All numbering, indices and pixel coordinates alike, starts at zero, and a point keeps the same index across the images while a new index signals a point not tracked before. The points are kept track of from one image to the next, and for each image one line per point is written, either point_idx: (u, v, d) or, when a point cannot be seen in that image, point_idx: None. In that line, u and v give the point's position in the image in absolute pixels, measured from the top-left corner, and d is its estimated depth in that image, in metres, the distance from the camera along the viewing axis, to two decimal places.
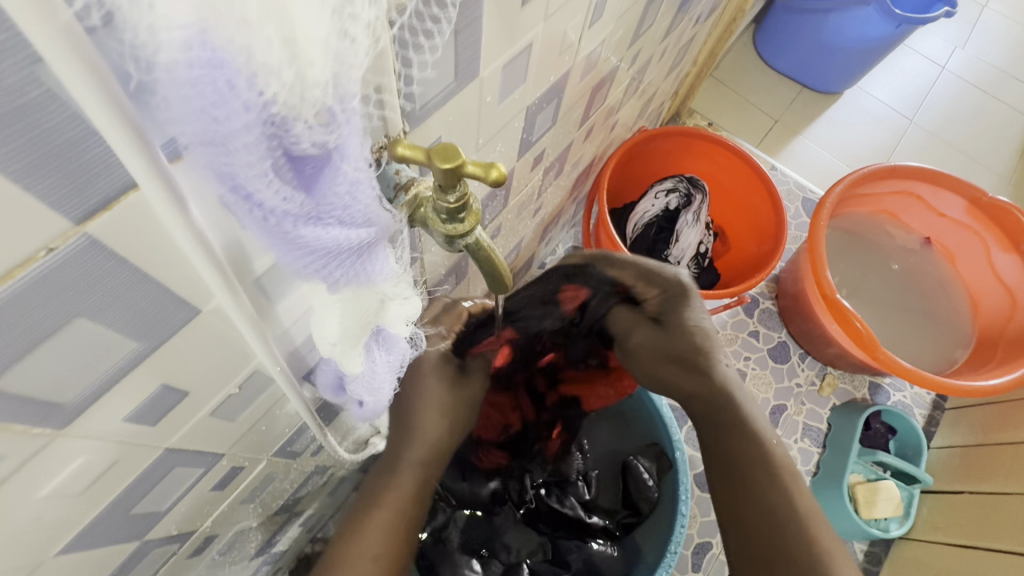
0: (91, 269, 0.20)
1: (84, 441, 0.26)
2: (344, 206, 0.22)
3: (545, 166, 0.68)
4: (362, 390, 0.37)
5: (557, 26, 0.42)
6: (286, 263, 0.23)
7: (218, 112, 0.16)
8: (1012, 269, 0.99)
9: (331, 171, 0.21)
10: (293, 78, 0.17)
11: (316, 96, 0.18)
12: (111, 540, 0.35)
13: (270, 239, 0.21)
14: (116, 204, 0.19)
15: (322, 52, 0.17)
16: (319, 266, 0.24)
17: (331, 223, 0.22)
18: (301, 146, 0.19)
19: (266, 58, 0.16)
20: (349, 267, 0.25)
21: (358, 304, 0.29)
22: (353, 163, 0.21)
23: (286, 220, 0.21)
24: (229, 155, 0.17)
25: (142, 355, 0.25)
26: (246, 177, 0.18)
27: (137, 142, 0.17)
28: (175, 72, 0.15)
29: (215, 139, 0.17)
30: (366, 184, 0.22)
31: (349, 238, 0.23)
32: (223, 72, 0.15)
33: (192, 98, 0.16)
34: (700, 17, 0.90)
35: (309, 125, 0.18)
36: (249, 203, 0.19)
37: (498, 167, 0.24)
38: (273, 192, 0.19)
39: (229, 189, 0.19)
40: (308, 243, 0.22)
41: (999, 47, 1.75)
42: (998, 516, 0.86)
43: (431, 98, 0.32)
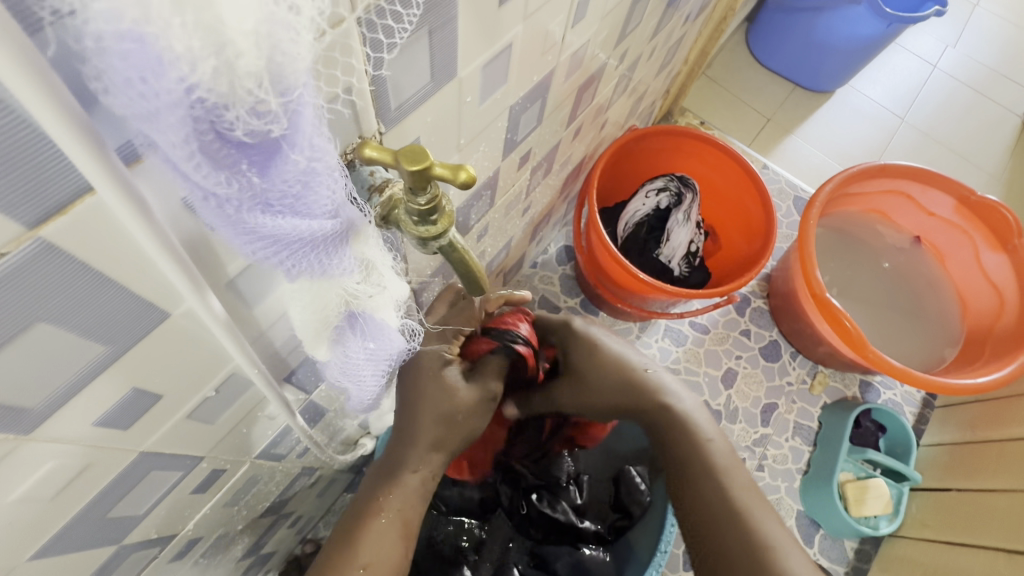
0: (49, 274, 0.19)
1: (54, 446, 0.26)
2: (294, 196, 0.22)
3: (533, 165, 0.67)
4: (342, 376, 0.38)
5: (538, 25, 0.41)
6: (238, 248, 0.23)
7: (144, 94, 0.16)
8: (1001, 268, 1.00)
9: (279, 160, 0.20)
10: (222, 67, 0.17)
11: (248, 86, 0.17)
12: (87, 544, 0.34)
13: (218, 223, 0.21)
14: (71, 208, 0.18)
15: (254, 43, 0.17)
16: (272, 253, 0.24)
17: (281, 212, 0.22)
18: (238, 132, 0.18)
19: (189, 46, 0.16)
20: (304, 257, 0.25)
21: (319, 296, 0.29)
22: (304, 154, 0.21)
23: (230, 205, 0.21)
24: (160, 134, 0.17)
25: (110, 358, 0.25)
26: (181, 159, 0.18)
27: (88, 139, 0.17)
28: (111, 45, 0.15)
29: (144, 118, 0.17)
30: (320, 176, 0.22)
31: (302, 227, 0.23)
32: (152, 52, 0.15)
33: (122, 83, 0.16)
34: (690, 16, 0.90)
35: (243, 114, 0.18)
36: (190, 183, 0.19)
37: (465, 169, 0.24)
38: (209, 177, 0.19)
39: (171, 172, 0.19)
40: (255, 229, 0.22)
41: (991, 47, 1.75)
42: (985, 514, 0.86)
43: (407, 98, 0.32)
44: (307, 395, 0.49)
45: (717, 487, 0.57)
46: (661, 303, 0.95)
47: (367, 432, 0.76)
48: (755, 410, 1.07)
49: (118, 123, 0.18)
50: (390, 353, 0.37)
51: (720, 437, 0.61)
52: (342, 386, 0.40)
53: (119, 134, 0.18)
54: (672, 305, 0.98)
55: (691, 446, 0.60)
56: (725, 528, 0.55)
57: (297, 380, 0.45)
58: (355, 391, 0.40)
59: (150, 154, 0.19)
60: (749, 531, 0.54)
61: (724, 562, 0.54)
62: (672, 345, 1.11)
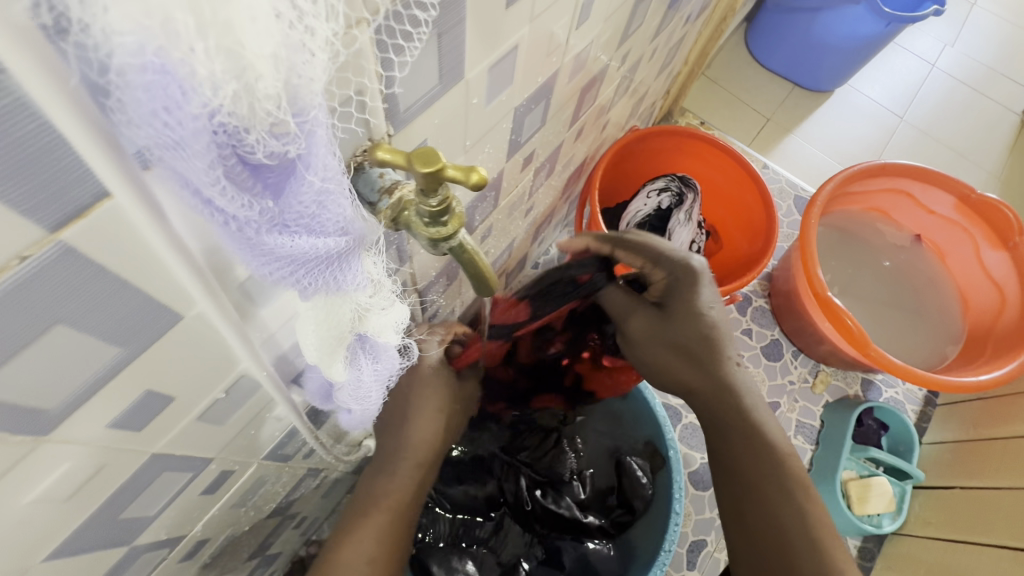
0: (67, 277, 0.20)
1: (68, 447, 0.26)
2: (310, 215, 0.22)
3: (535, 166, 0.68)
4: (348, 399, 0.38)
5: (543, 27, 0.42)
6: (254, 268, 0.24)
7: (168, 125, 0.16)
8: (1002, 266, 1.00)
9: (295, 179, 0.21)
10: (242, 90, 0.17)
11: (268, 110, 0.18)
12: (99, 545, 0.34)
13: (235, 243, 0.22)
14: (92, 211, 0.19)
15: (273, 66, 0.17)
16: (287, 273, 0.24)
17: (297, 231, 0.23)
18: (259, 156, 0.19)
19: (211, 70, 0.16)
20: (319, 276, 0.25)
21: (331, 313, 0.29)
22: (319, 174, 0.21)
23: (249, 225, 0.21)
24: (186, 161, 0.17)
25: (125, 360, 0.25)
26: (204, 185, 0.18)
27: (101, 141, 0.17)
28: (129, 80, 0.15)
29: (168, 146, 0.17)
30: (334, 195, 0.23)
31: (317, 246, 0.24)
32: (174, 83, 0.16)
33: (146, 113, 0.16)
34: (691, 16, 0.90)
35: (263, 135, 0.18)
36: (210, 207, 0.20)
37: (477, 171, 0.24)
38: (230, 199, 0.19)
39: (191, 197, 0.19)
40: (272, 249, 0.22)
41: (988, 45, 1.76)
42: (988, 510, 0.86)
43: (415, 102, 0.32)
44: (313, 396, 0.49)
45: (788, 490, 0.51)
46: None
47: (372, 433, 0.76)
48: None
49: None
50: (390, 371, 0.38)
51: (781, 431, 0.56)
52: (347, 409, 0.39)
53: None
54: None
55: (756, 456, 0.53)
56: (798, 550, 0.49)
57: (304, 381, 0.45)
58: (356, 414, 0.40)
59: (164, 173, 0.19)
60: (813, 526, 0.50)
61: (779, 551, 0.50)
62: None
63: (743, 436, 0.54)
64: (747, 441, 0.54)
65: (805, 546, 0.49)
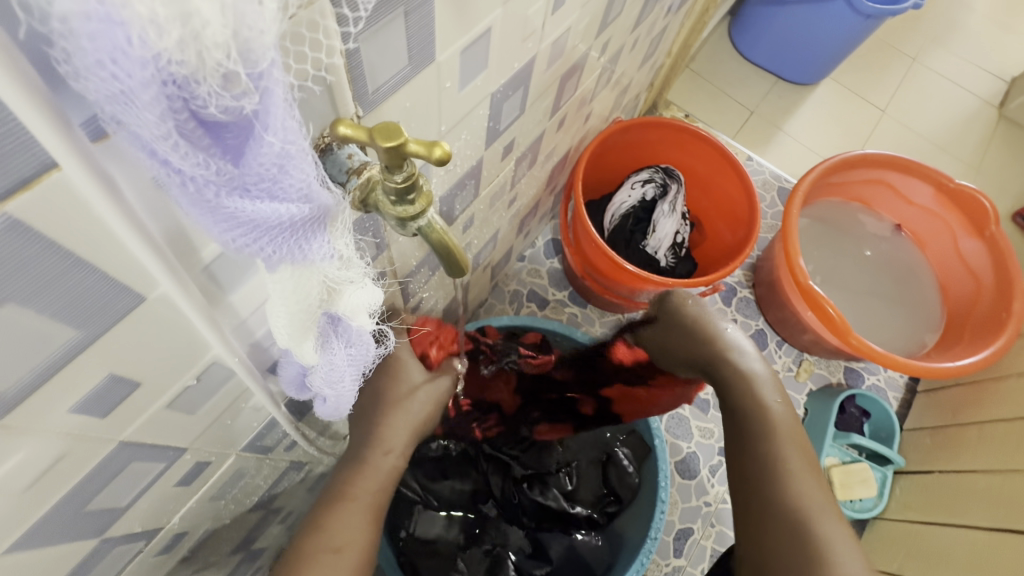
0: (14, 251, 0.19)
1: (27, 434, 0.25)
2: (273, 180, 0.22)
3: (516, 156, 0.67)
4: (321, 385, 0.37)
5: (517, 12, 0.42)
6: (217, 236, 0.23)
7: (115, 76, 0.16)
8: (979, 254, 1.02)
9: (254, 140, 0.20)
10: (189, 36, 0.16)
11: (216, 59, 0.17)
12: (67, 537, 0.34)
13: (191, 206, 0.21)
14: (36, 183, 0.18)
15: (218, 12, 0.17)
16: (251, 241, 0.23)
17: (260, 196, 0.22)
18: (212, 111, 0.18)
19: (151, 10, 0.15)
20: (286, 245, 0.24)
21: (299, 286, 0.28)
22: (279, 136, 0.21)
23: (206, 186, 0.20)
24: (135, 116, 0.17)
25: (84, 342, 0.25)
26: (155, 140, 0.18)
27: (45, 112, 0.17)
28: (70, 28, 0.15)
29: (118, 100, 0.17)
30: (299, 162, 0.22)
31: (281, 212, 0.23)
32: (120, 31, 0.15)
33: (91, 65, 0.16)
34: (672, 7, 0.90)
35: (215, 88, 0.18)
36: (165, 167, 0.19)
37: (440, 146, 0.24)
38: (183, 156, 0.19)
39: (146, 156, 0.19)
40: (232, 213, 0.22)
41: (967, 40, 1.78)
42: (967, 493, 0.88)
43: (384, 82, 0.32)
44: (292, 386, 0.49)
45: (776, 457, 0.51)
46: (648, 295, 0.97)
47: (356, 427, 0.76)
48: None
49: (78, 98, 0.18)
50: (366, 355, 0.37)
51: (786, 407, 0.55)
52: (321, 395, 0.39)
53: (83, 109, 0.18)
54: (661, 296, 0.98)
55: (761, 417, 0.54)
56: (773, 511, 0.50)
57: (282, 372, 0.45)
58: (331, 403, 0.40)
59: (117, 134, 0.18)
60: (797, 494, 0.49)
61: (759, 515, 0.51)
62: None
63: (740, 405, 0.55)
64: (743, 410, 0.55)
65: (783, 513, 0.49)
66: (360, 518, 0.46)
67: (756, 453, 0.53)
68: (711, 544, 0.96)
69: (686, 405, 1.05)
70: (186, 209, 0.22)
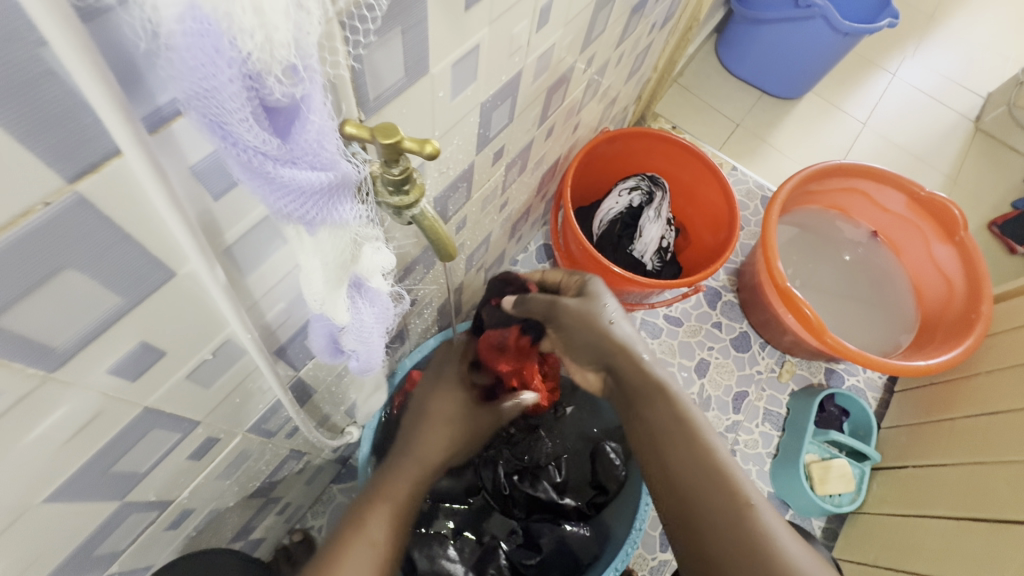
0: (78, 225, 0.23)
1: (71, 389, 0.29)
2: (314, 151, 0.26)
3: (506, 161, 0.72)
4: (354, 342, 0.43)
5: (504, 29, 0.46)
6: (269, 205, 0.26)
7: (207, 70, 0.20)
8: (950, 259, 1.07)
9: (300, 118, 0.25)
10: (264, 40, 0.20)
11: (284, 54, 0.21)
12: (93, 495, 0.37)
13: (251, 179, 0.25)
14: (102, 167, 0.22)
15: (286, 20, 0.21)
16: (297, 207, 0.27)
17: (304, 166, 0.26)
18: (274, 95, 0.23)
19: (241, 23, 0.19)
20: (324, 212, 0.28)
21: (334, 244, 0.31)
22: (319, 114, 0.25)
23: (266, 160, 0.24)
24: (217, 105, 0.21)
25: (123, 310, 0.29)
26: (232, 121, 0.22)
27: (124, 117, 0.21)
28: (176, 38, 0.19)
29: (202, 94, 0.21)
30: (331, 135, 0.26)
31: (322, 180, 0.27)
32: (211, 40, 0.19)
33: (187, 66, 0.20)
34: (656, 25, 0.96)
35: (278, 78, 0.22)
36: (236, 147, 0.23)
37: (430, 143, 0.28)
38: (252, 135, 0.23)
39: (217, 139, 0.23)
40: (286, 184, 0.25)
41: (945, 57, 1.86)
42: (938, 487, 0.92)
43: (385, 90, 0.36)
44: (295, 371, 0.53)
45: (702, 474, 0.52)
46: (634, 296, 1.01)
47: (354, 421, 0.80)
48: (727, 398, 1.12)
49: (143, 100, 0.22)
50: (386, 310, 0.42)
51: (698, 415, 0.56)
52: (351, 349, 0.44)
53: (145, 108, 0.22)
54: (647, 297, 1.03)
55: (674, 420, 0.55)
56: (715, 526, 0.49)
57: (287, 356, 0.50)
58: (363, 359, 0.45)
59: (191, 120, 0.22)
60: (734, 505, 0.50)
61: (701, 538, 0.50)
62: (648, 337, 1.16)
63: (659, 426, 0.56)
64: (663, 430, 0.56)
65: (726, 529, 0.49)
66: None
67: (684, 474, 0.53)
68: None
69: None
70: (243, 184, 0.26)
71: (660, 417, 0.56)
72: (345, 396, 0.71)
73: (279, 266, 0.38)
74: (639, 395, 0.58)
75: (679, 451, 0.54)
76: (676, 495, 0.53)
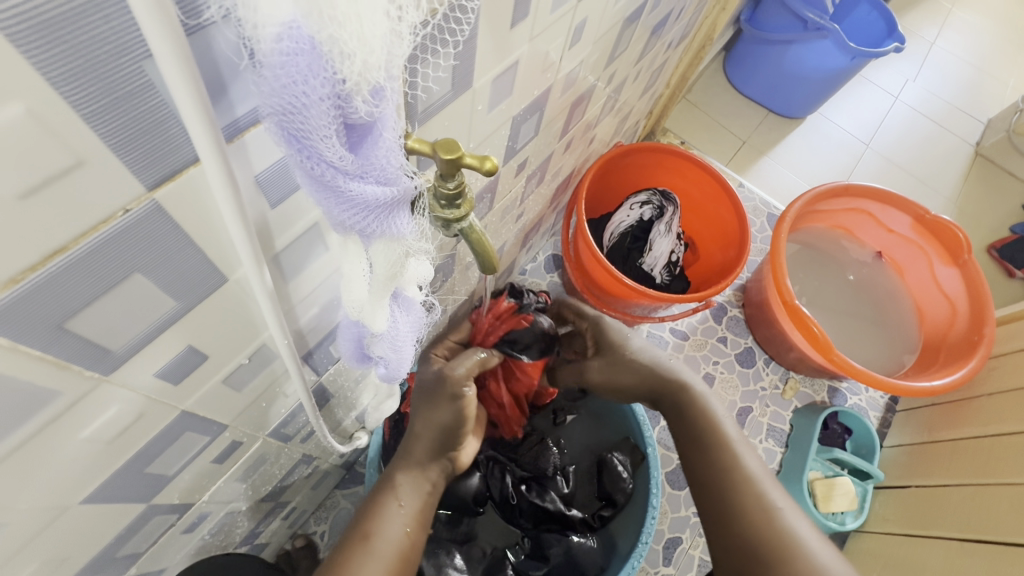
0: (150, 231, 0.23)
1: (121, 390, 0.30)
2: (383, 168, 0.26)
3: (527, 173, 0.73)
4: (386, 350, 0.43)
5: (541, 47, 0.47)
6: (331, 215, 0.27)
7: (301, 88, 0.21)
8: (953, 281, 1.08)
9: (374, 136, 0.25)
10: (360, 63, 0.21)
11: (374, 77, 0.22)
12: (125, 496, 0.38)
13: (320, 190, 0.25)
14: (179, 176, 0.23)
15: (381, 45, 0.21)
16: (358, 220, 0.28)
17: (371, 181, 0.27)
18: (358, 113, 0.23)
19: (340, 47, 0.20)
20: (382, 225, 0.29)
21: (387, 256, 0.31)
22: (392, 132, 0.26)
23: (337, 174, 0.25)
24: (303, 120, 0.22)
25: (178, 313, 0.29)
26: (315, 137, 0.23)
27: (212, 134, 0.21)
28: (275, 56, 0.19)
29: (289, 109, 0.21)
30: (399, 152, 0.27)
31: (387, 196, 0.27)
32: (308, 58, 0.20)
33: (281, 83, 0.20)
34: (672, 43, 0.98)
35: (363, 97, 0.23)
36: (312, 160, 0.24)
37: (490, 159, 0.29)
38: (331, 150, 0.23)
39: (294, 152, 0.23)
40: (352, 198, 0.26)
41: (947, 83, 1.89)
42: (939, 507, 0.93)
43: (433, 103, 0.37)
44: (318, 376, 0.53)
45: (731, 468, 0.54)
46: (643, 308, 1.02)
47: (363, 426, 0.79)
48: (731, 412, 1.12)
49: (225, 110, 0.23)
50: (418, 319, 0.43)
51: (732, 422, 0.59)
52: (379, 355, 0.44)
53: (226, 117, 0.23)
54: (655, 310, 1.04)
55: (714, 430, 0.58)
56: (744, 517, 0.51)
57: (313, 361, 0.50)
58: (392, 366, 0.45)
59: (269, 132, 0.23)
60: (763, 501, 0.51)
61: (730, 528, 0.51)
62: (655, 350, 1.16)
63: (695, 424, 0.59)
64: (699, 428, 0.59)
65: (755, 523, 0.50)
66: None
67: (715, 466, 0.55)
68: (699, 554, 0.98)
69: None
70: (307, 192, 0.26)
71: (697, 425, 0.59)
72: (358, 401, 0.71)
73: (320, 273, 0.39)
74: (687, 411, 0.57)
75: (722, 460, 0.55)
76: (708, 493, 0.54)
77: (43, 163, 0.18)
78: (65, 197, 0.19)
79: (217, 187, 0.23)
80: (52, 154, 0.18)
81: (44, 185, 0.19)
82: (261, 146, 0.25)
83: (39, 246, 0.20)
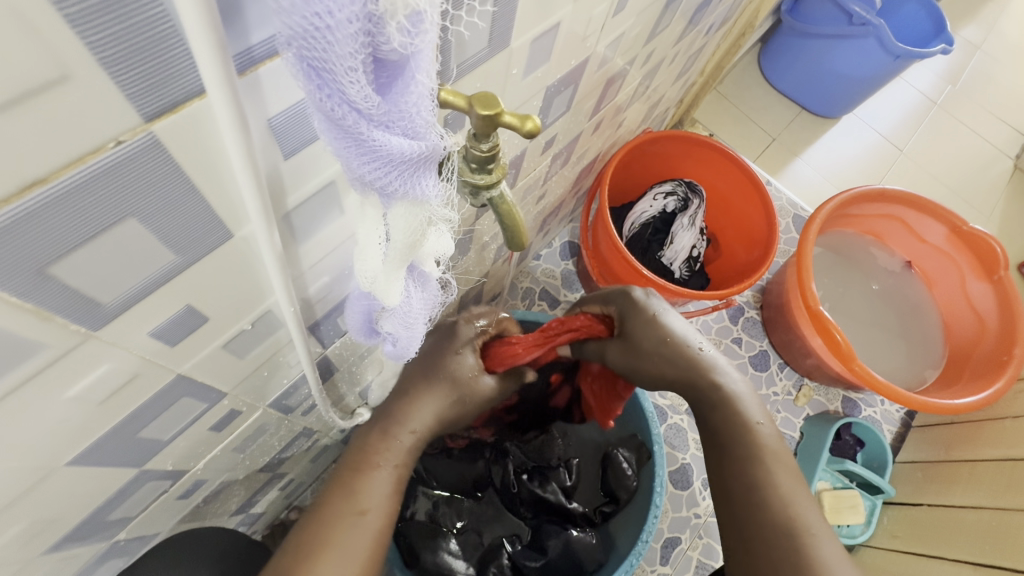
0: (148, 170, 0.21)
1: (112, 348, 0.27)
2: (412, 117, 0.23)
3: (553, 152, 0.69)
4: (396, 326, 0.40)
5: (584, 11, 0.44)
6: (350, 168, 0.24)
7: (327, 6, 0.18)
8: (985, 297, 1.03)
9: (404, 78, 0.22)
10: None
11: None
12: (116, 460, 0.36)
13: (339, 136, 0.22)
14: (182, 108, 0.20)
15: None
16: (380, 174, 0.24)
17: (397, 132, 0.23)
18: (390, 45, 0.20)
19: None
20: (406, 183, 0.25)
21: (409, 224, 0.28)
22: (427, 76, 0.22)
23: (360, 119, 0.22)
24: (326, 46, 0.19)
25: (177, 269, 0.26)
26: (337, 70, 0.20)
27: (220, 62, 0.18)
28: None
29: (310, 31, 0.18)
30: (432, 101, 0.24)
31: (414, 150, 0.24)
32: None
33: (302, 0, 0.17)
34: (712, 28, 0.93)
35: (397, 25, 0.20)
36: (332, 98, 0.21)
37: (531, 120, 0.26)
38: (354, 87, 0.20)
39: (313, 88, 0.20)
40: (376, 148, 0.23)
41: (989, 90, 1.81)
42: (955, 527, 0.89)
43: (467, 59, 0.34)
44: (324, 348, 0.51)
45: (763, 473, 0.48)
46: None
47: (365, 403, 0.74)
48: None
49: (238, 34, 0.20)
50: (432, 299, 0.40)
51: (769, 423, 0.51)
52: (389, 329, 0.40)
53: (238, 44, 0.20)
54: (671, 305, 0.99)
55: (753, 442, 0.49)
56: (774, 536, 0.45)
57: (320, 332, 0.47)
58: (400, 345, 0.42)
59: (288, 65, 0.20)
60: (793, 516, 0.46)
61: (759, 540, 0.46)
62: None
63: (730, 428, 0.50)
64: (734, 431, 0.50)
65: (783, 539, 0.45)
66: (385, 491, 0.46)
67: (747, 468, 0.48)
68: (698, 556, 0.96)
69: (684, 416, 1.07)
70: (327, 142, 0.23)
71: (726, 431, 0.51)
72: (362, 377, 0.68)
73: (333, 238, 0.36)
74: (704, 413, 0.53)
75: (753, 475, 0.48)
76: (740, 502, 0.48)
77: (21, 71, 0.15)
78: (48, 118, 0.17)
79: (224, 126, 0.20)
80: (31, 62, 0.15)
81: (24, 99, 0.16)
82: (277, 83, 0.22)
83: (18, 175, 0.17)
